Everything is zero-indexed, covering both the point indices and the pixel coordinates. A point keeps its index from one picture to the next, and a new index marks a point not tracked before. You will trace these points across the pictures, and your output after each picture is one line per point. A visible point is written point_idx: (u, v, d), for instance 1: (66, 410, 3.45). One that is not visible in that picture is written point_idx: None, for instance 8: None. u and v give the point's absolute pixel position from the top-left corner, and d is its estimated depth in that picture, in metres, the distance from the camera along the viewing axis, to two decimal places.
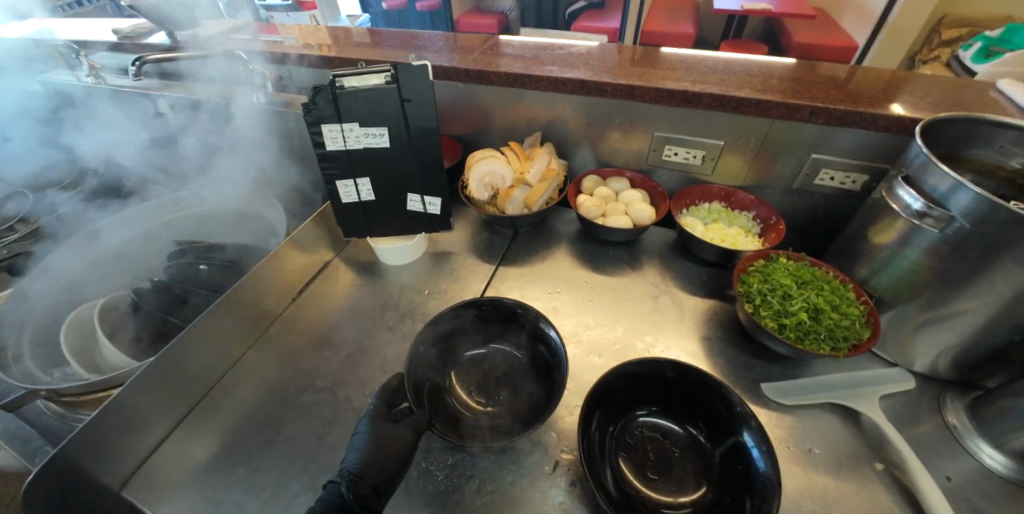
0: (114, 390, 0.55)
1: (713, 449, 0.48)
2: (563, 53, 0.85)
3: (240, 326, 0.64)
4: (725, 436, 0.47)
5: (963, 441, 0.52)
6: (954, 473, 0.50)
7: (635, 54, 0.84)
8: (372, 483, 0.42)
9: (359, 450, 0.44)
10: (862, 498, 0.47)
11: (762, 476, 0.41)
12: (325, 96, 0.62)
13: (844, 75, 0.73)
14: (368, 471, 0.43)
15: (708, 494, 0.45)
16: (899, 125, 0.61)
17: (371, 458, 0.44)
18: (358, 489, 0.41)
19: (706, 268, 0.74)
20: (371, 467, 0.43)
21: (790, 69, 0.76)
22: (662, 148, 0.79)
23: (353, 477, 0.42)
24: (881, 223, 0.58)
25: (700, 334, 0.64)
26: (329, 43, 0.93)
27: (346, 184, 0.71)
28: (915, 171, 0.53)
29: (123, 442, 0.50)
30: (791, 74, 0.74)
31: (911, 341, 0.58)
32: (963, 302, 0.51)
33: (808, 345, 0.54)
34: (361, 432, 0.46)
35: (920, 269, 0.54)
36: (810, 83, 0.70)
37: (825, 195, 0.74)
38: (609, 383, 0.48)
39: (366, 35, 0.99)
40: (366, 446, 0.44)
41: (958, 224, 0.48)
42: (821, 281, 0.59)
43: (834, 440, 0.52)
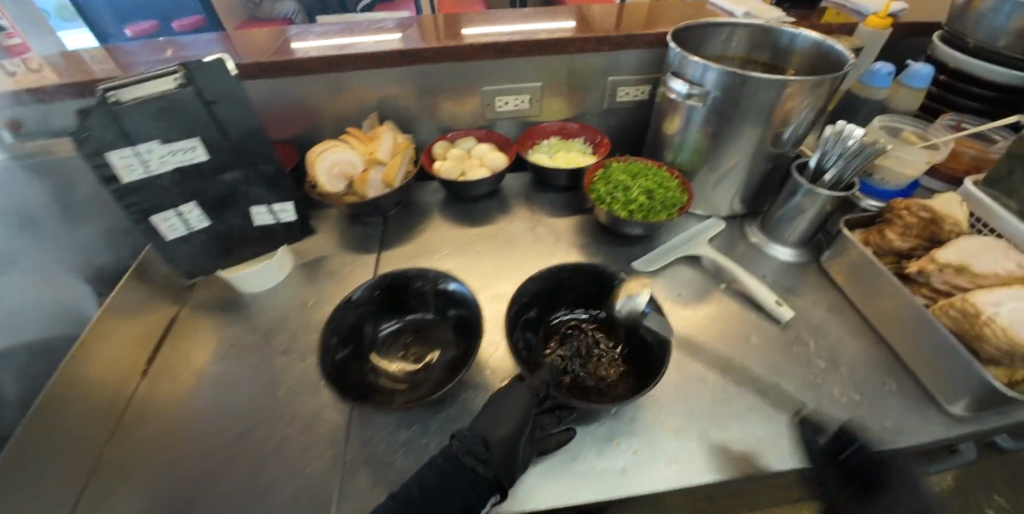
0: None
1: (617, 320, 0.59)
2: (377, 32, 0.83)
3: (80, 427, 0.50)
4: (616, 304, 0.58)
5: (766, 250, 0.72)
6: (765, 273, 0.69)
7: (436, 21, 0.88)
8: (485, 446, 0.44)
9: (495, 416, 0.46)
10: (720, 312, 0.62)
11: (650, 314, 0.53)
12: (99, 116, 0.49)
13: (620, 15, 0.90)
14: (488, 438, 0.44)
15: (624, 352, 0.55)
16: (657, 40, 0.78)
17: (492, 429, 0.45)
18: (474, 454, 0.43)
19: (564, 193, 0.84)
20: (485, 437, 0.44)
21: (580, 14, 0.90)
22: (494, 101, 0.85)
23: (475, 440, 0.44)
24: (668, 114, 0.74)
25: (577, 244, 0.73)
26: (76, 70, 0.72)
27: (166, 218, 0.59)
28: (677, 67, 0.68)
29: None
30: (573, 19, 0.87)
31: (713, 196, 0.77)
32: (733, 152, 0.70)
33: (654, 218, 0.66)
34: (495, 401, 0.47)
35: (703, 139, 0.71)
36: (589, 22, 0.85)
37: (627, 109, 0.90)
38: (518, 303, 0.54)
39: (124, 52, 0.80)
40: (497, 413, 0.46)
41: (713, 95, 0.64)
42: (645, 170, 0.73)
43: (691, 281, 0.67)
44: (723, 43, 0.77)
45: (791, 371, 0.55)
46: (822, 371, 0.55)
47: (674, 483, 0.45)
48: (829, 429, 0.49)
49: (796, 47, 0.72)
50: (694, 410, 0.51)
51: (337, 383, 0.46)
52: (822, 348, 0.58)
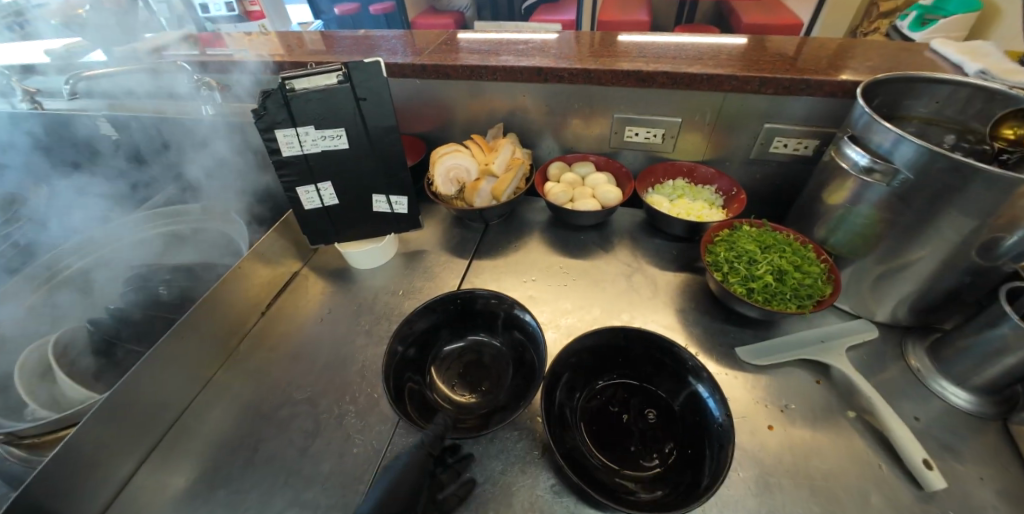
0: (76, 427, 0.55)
1: (678, 409, 0.49)
2: (521, 47, 0.84)
3: (205, 347, 0.62)
4: (681, 390, 0.49)
5: (927, 383, 0.55)
6: (922, 414, 0.52)
7: (593, 39, 0.86)
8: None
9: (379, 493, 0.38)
10: (839, 446, 0.49)
11: (719, 424, 0.43)
12: (275, 100, 0.60)
13: (792, 50, 0.75)
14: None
15: (673, 453, 0.46)
16: (842, 90, 0.64)
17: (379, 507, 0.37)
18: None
19: (676, 243, 0.75)
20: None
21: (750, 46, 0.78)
22: (623, 130, 0.80)
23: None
24: (833, 183, 0.60)
25: (674, 306, 0.65)
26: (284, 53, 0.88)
27: (306, 190, 0.69)
28: (860, 131, 0.55)
29: (90, 480, 0.47)
30: (742, 51, 0.76)
31: (871, 294, 0.61)
32: (917, 250, 0.54)
33: (776, 305, 0.55)
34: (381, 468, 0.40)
35: (874, 224, 0.56)
36: (758, 57, 0.73)
37: (780, 163, 0.77)
38: (566, 360, 0.48)
39: (319, 42, 0.96)
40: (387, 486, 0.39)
41: (903, 175, 0.50)
42: (782, 243, 0.61)
43: (807, 393, 0.54)
44: (940, 106, 0.59)
45: None
46: None
47: None
48: None
49: None
50: None
51: (391, 391, 0.48)
52: None
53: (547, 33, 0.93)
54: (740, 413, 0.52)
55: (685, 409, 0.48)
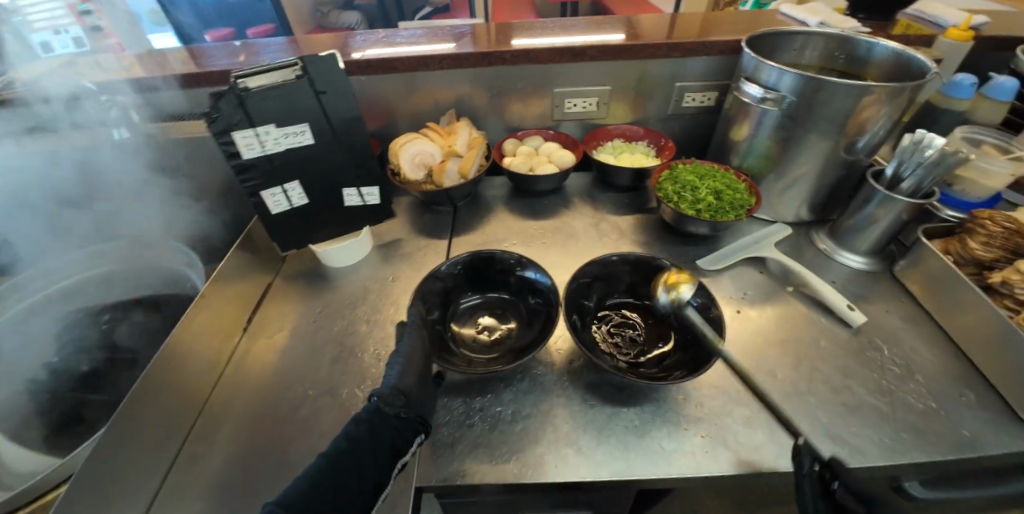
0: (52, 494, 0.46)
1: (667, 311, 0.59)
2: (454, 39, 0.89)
3: (192, 371, 0.57)
4: None
5: (834, 256, 0.71)
6: (835, 279, 0.68)
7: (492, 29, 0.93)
8: (404, 395, 0.44)
9: (398, 367, 0.46)
10: (789, 315, 0.62)
11: (705, 308, 0.53)
12: (230, 100, 0.58)
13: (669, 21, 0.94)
14: (402, 387, 0.45)
15: (676, 343, 0.55)
16: (729, 48, 0.80)
17: (401, 378, 0.45)
18: (393, 403, 0.43)
19: (626, 193, 0.86)
20: (402, 387, 0.45)
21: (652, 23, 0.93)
22: (563, 102, 0.89)
23: (389, 394, 0.44)
24: (739, 119, 0.75)
25: (640, 242, 0.75)
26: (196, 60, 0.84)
27: (273, 193, 0.66)
28: (751, 72, 0.69)
29: None
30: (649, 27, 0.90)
31: (781, 202, 0.77)
32: (806, 159, 0.70)
33: (721, 217, 0.68)
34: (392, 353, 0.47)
35: (774, 144, 0.71)
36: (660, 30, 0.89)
37: (692, 115, 0.92)
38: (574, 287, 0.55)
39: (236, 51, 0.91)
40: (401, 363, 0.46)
41: (789, 99, 0.64)
42: (713, 172, 0.74)
43: (758, 283, 0.67)
44: (798, 52, 0.78)
45: (863, 375, 0.54)
46: (897, 378, 0.54)
47: (741, 470, 0.46)
48: (903, 432, 0.49)
49: (874, 57, 0.72)
50: (760, 404, 0.52)
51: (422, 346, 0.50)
52: (897, 355, 0.57)
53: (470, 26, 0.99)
54: None
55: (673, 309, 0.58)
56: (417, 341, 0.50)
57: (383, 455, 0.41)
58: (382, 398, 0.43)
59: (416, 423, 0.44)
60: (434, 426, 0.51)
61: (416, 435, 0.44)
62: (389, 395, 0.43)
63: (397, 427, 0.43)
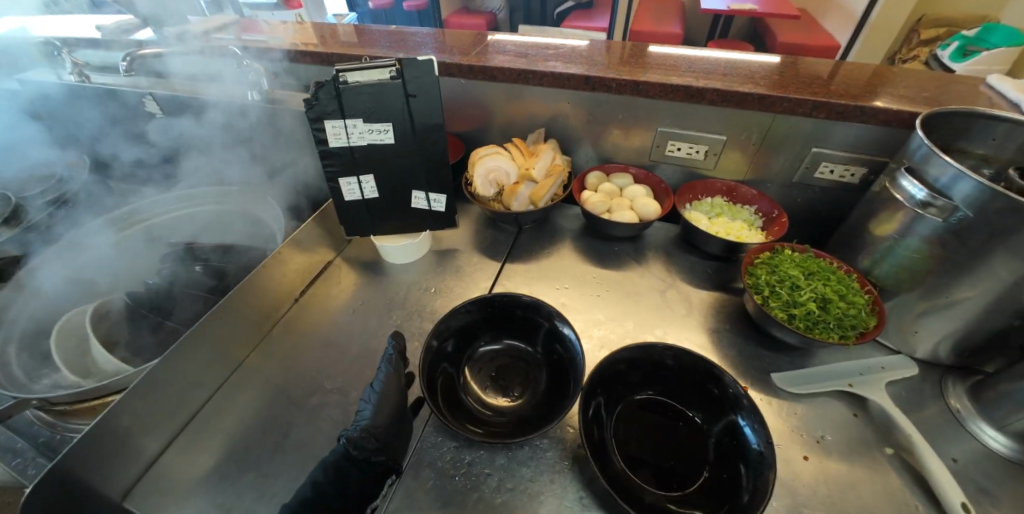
0: (108, 397, 0.56)
1: (714, 434, 0.48)
2: (559, 52, 0.84)
3: (242, 327, 0.63)
4: (720, 415, 0.48)
5: (965, 423, 0.53)
6: (960, 456, 0.51)
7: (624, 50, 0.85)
8: (375, 439, 0.44)
9: (372, 408, 0.45)
10: (875, 483, 0.48)
11: (757, 455, 0.42)
12: (327, 91, 0.61)
13: (827, 71, 0.75)
14: (374, 431, 0.44)
15: (709, 479, 0.45)
16: (897, 120, 0.62)
17: (373, 419, 0.44)
18: (362, 447, 0.43)
19: (711, 262, 0.75)
20: (373, 430, 0.44)
21: (807, 67, 0.77)
22: (665, 144, 0.80)
23: (359, 436, 0.43)
24: (883, 214, 0.59)
25: (708, 326, 0.65)
26: (315, 43, 0.91)
27: (348, 182, 0.70)
28: (917, 162, 0.54)
29: (123, 454, 0.48)
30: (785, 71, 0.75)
31: (914, 331, 0.59)
32: (964, 290, 0.52)
33: (818, 334, 0.55)
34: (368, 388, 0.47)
35: (922, 259, 0.55)
36: (801, 77, 0.73)
37: (823, 189, 0.75)
38: (604, 370, 0.48)
39: (353, 35, 0.97)
40: (376, 403, 0.46)
41: (961, 213, 0.49)
42: (826, 271, 0.60)
43: (845, 426, 0.53)
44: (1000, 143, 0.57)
45: None
46: None
47: None
48: None
49: None
50: None
51: (401, 386, 0.50)
52: None
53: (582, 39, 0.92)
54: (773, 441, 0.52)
55: (722, 436, 0.47)
56: (395, 379, 0.49)
57: (350, 497, 0.42)
58: (349, 443, 0.42)
59: (383, 465, 0.44)
60: (419, 463, 0.50)
61: (381, 477, 0.44)
62: (359, 439, 0.42)
63: (365, 470, 0.43)
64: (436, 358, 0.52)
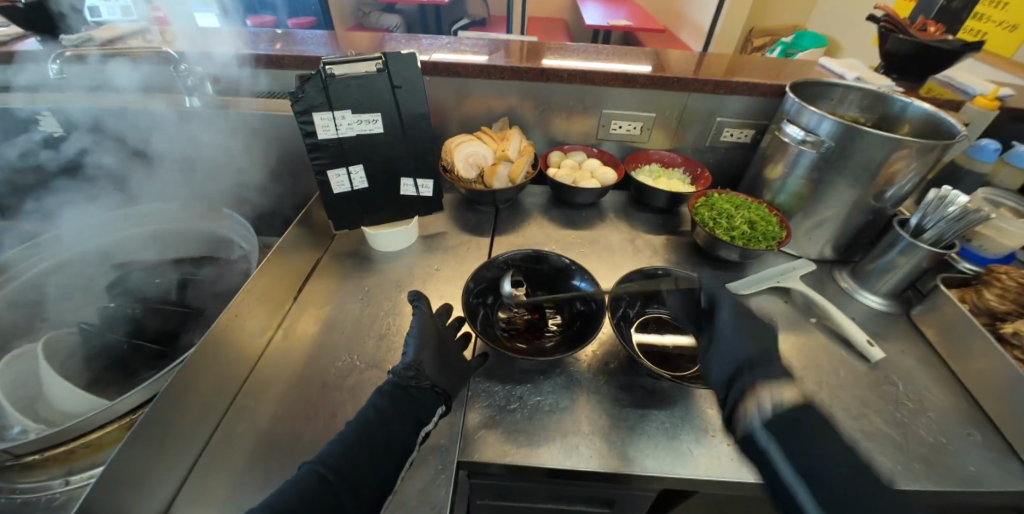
0: (90, 436, 0.49)
1: None
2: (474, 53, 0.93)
3: (251, 329, 0.61)
4: None
5: (855, 296, 0.75)
6: (856, 316, 0.72)
7: (523, 51, 0.97)
8: (416, 371, 0.50)
9: (414, 348, 0.52)
10: (811, 343, 0.66)
11: None
12: (315, 84, 0.63)
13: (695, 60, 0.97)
14: (416, 364, 0.51)
15: None
16: (770, 91, 0.86)
17: (416, 357, 0.52)
18: (408, 378, 0.50)
19: (660, 215, 0.91)
20: (417, 365, 0.51)
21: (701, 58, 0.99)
22: (609, 123, 0.94)
23: (403, 370, 0.51)
24: (777, 157, 0.80)
25: (673, 261, 0.80)
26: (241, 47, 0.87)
27: (337, 174, 0.71)
28: (793, 116, 0.75)
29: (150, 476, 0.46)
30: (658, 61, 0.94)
31: (810, 239, 0.81)
32: (837, 201, 0.74)
33: (754, 246, 0.72)
34: (407, 335, 0.54)
35: (807, 184, 0.76)
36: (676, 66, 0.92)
37: (727, 149, 0.97)
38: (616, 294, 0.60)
39: (276, 39, 0.95)
40: (417, 344, 0.53)
41: (827, 144, 0.69)
42: (748, 203, 0.79)
43: (782, 312, 0.71)
44: (835, 101, 0.82)
45: (878, 406, 0.58)
46: (910, 412, 0.58)
47: (759, 483, 0.50)
48: (915, 463, 0.52)
49: (907, 114, 0.76)
50: None
51: (437, 330, 0.57)
52: (909, 391, 0.60)
53: (478, 41, 1.01)
54: None
55: None
56: (429, 321, 0.57)
57: (408, 422, 0.47)
58: (397, 376, 0.50)
59: (438, 395, 0.50)
60: (476, 407, 0.55)
61: (436, 406, 0.50)
62: (403, 371, 0.50)
63: (415, 398, 0.49)
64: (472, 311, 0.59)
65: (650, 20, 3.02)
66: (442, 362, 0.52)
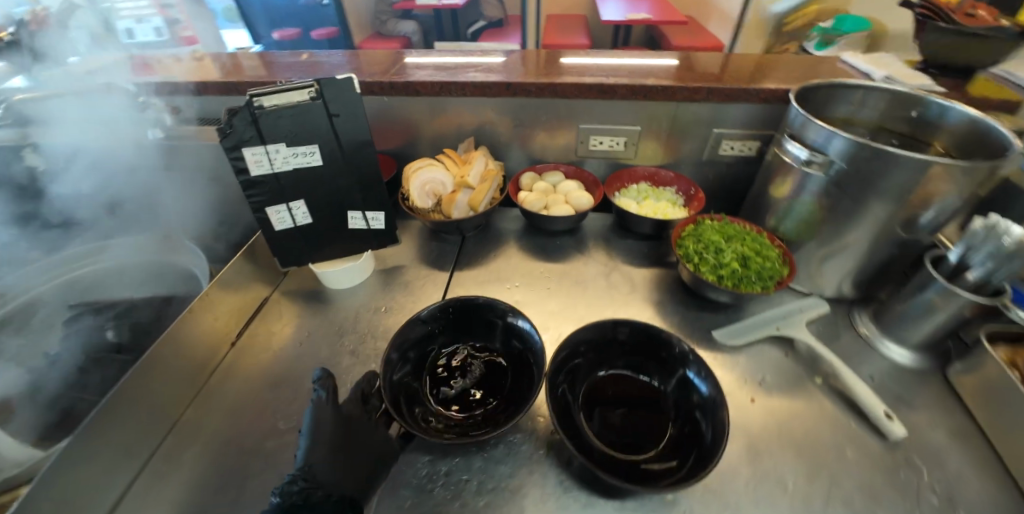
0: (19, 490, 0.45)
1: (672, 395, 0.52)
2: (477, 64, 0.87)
3: (175, 380, 0.56)
4: (674, 374, 0.52)
5: (876, 346, 0.62)
6: (874, 373, 0.59)
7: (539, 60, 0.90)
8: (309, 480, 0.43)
9: (304, 450, 0.44)
10: (812, 409, 0.54)
11: (709, 401, 0.46)
12: (243, 118, 0.58)
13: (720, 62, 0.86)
14: (309, 470, 0.43)
15: (674, 435, 0.48)
16: (775, 97, 0.73)
17: (309, 460, 0.44)
18: (296, 490, 0.42)
19: (646, 241, 0.80)
20: (312, 472, 0.43)
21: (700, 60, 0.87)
22: (588, 139, 0.85)
23: (292, 480, 0.43)
24: (779, 177, 0.67)
25: (653, 300, 0.69)
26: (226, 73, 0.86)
27: (277, 211, 0.66)
28: (797, 129, 0.62)
29: None
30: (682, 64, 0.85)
31: (821, 274, 0.68)
32: (852, 232, 0.61)
33: (744, 288, 0.61)
34: (299, 434, 0.46)
35: (815, 209, 0.63)
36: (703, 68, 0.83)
37: (729, 163, 0.85)
38: (565, 353, 0.50)
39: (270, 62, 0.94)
40: (309, 443, 0.45)
41: (837, 165, 0.57)
42: (742, 233, 0.67)
43: (779, 366, 0.59)
44: (855, 108, 0.69)
45: (894, 501, 0.46)
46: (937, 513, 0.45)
47: None
48: None
49: (946, 122, 0.61)
50: None
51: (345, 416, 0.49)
52: (938, 482, 0.47)
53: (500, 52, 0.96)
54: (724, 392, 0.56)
55: (679, 396, 0.51)
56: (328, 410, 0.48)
57: None
58: (285, 489, 0.42)
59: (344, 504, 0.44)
60: (395, 486, 0.48)
61: None
62: (290, 483, 0.42)
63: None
64: (397, 372, 0.51)
65: (673, 11, 2.84)
66: (343, 462, 0.45)
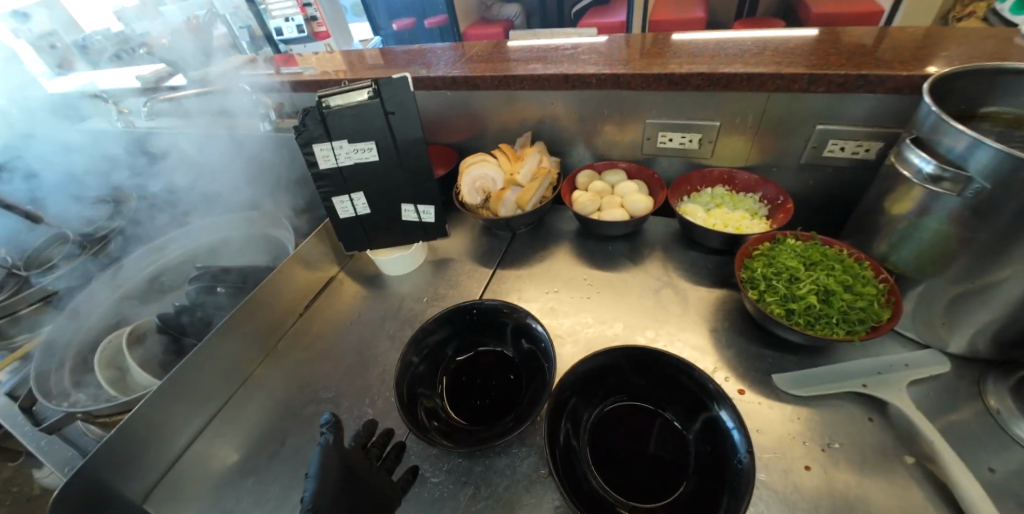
0: None
1: (694, 439, 0.46)
2: (570, 51, 0.83)
3: (251, 340, 0.67)
4: (699, 416, 0.46)
5: (1005, 427, 0.46)
6: (999, 466, 0.43)
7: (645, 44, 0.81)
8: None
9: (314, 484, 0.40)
10: (889, 495, 0.43)
11: (733, 456, 0.40)
12: (313, 117, 0.64)
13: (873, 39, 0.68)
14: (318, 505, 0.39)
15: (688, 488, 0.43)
16: (911, 87, 0.56)
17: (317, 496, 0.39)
18: None
19: (713, 256, 0.70)
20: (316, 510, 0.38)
21: (812, 39, 0.71)
22: (657, 135, 0.76)
23: None
24: (896, 193, 0.52)
25: (707, 326, 0.61)
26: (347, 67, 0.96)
27: (341, 200, 0.73)
28: (927, 132, 0.47)
29: (140, 460, 0.52)
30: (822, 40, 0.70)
31: (945, 322, 0.52)
32: (996, 275, 0.45)
33: (820, 330, 0.50)
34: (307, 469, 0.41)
35: (942, 240, 0.48)
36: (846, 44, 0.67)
37: (838, 168, 0.69)
38: (577, 375, 0.47)
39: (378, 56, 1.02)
40: (319, 478, 0.40)
41: (978, 185, 0.42)
42: (832, 261, 0.55)
43: (854, 431, 0.48)
44: None
45: None
46: None
47: None
48: None
49: None
50: None
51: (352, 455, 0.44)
52: None
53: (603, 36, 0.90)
54: (769, 449, 0.47)
55: (701, 442, 0.45)
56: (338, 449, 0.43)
57: None
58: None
59: None
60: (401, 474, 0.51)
61: None
62: None
63: None
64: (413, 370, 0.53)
65: None
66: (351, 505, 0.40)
